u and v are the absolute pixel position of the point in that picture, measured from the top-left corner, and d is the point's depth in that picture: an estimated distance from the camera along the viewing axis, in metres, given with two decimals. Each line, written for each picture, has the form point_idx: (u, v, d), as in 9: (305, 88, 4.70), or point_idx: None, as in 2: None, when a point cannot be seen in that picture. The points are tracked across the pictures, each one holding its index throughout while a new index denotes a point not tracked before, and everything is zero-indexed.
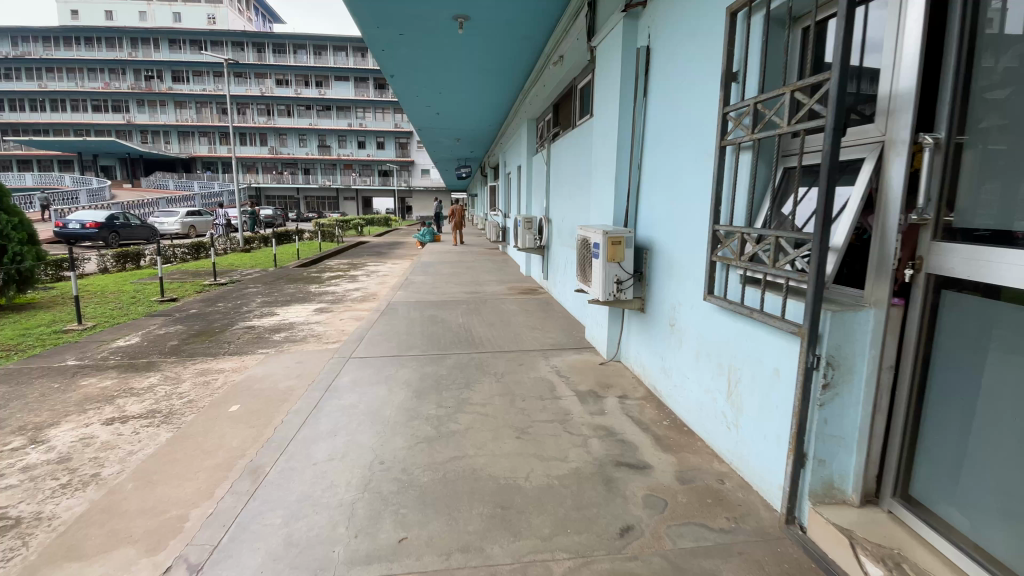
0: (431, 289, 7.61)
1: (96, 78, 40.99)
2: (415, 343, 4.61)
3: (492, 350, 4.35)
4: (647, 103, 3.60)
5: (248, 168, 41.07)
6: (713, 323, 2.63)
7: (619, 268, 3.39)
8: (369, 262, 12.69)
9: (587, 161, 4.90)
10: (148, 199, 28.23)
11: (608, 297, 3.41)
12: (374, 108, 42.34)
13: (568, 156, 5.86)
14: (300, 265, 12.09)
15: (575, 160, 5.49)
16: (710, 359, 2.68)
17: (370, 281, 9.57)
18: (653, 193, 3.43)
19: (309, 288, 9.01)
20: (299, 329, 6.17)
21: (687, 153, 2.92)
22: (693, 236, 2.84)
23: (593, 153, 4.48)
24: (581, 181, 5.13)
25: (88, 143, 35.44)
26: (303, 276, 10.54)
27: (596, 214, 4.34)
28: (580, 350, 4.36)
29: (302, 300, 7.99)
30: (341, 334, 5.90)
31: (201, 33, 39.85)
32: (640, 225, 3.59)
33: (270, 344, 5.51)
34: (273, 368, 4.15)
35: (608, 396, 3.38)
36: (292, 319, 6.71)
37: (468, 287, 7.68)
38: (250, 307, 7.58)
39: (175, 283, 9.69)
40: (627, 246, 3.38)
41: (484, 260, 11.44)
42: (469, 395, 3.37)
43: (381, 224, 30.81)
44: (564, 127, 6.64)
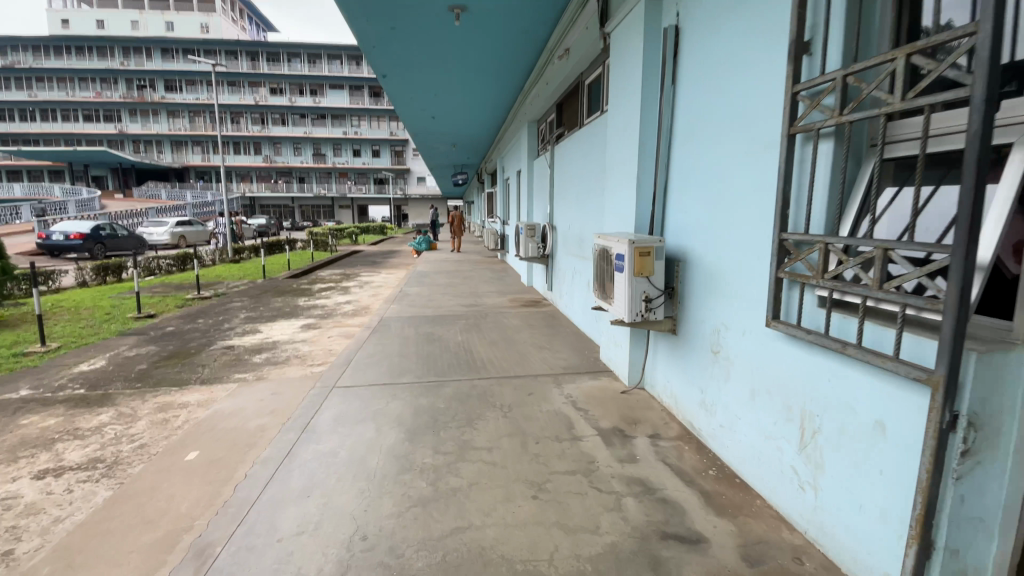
0: (428, 302, 7.06)
1: (88, 88, 40.60)
2: (409, 367, 4.06)
3: (496, 376, 3.82)
4: (676, 91, 3.10)
5: (241, 177, 40.52)
6: (777, 355, 2.13)
7: (648, 284, 2.87)
8: (362, 272, 12.14)
9: (600, 161, 4.39)
10: (139, 210, 27.69)
11: (635, 318, 2.88)
12: (369, 116, 41.98)
13: (576, 157, 5.36)
14: (289, 276, 11.55)
15: (583, 161, 4.99)
16: (773, 399, 2.18)
17: (362, 293, 9.02)
18: (685, 196, 2.93)
19: (297, 301, 8.47)
20: (282, 349, 5.62)
21: (735, 147, 2.42)
22: (746, 248, 2.34)
23: (608, 152, 3.97)
24: (592, 184, 4.62)
25: (79, 153, 34.89)
26: (293, 288, 10.00)
27: (613, 221, 3.83)
28: (596, 375, 3.83)
29: (289, 315, 7.44)
30: (328, 355, 5.36)
31: (193, 41, 39.42)
32: (670, 232, 3.08)
33: (248, 369, 4.96)
34: (245, 400, 3.60)
35: (637, 436, 2.85)
36: (276, 338, 6.15)
37: (467, 299, 7.15)
38: (232, 324, 7.03)
39: (156, 298, 9.13)
40: (657, 257, 2.85)
41: (484, 269, 10.92)
42: (472, 437, 2.84)
43: (377, 233, 30.28)
44: (569, 127, 6.14)
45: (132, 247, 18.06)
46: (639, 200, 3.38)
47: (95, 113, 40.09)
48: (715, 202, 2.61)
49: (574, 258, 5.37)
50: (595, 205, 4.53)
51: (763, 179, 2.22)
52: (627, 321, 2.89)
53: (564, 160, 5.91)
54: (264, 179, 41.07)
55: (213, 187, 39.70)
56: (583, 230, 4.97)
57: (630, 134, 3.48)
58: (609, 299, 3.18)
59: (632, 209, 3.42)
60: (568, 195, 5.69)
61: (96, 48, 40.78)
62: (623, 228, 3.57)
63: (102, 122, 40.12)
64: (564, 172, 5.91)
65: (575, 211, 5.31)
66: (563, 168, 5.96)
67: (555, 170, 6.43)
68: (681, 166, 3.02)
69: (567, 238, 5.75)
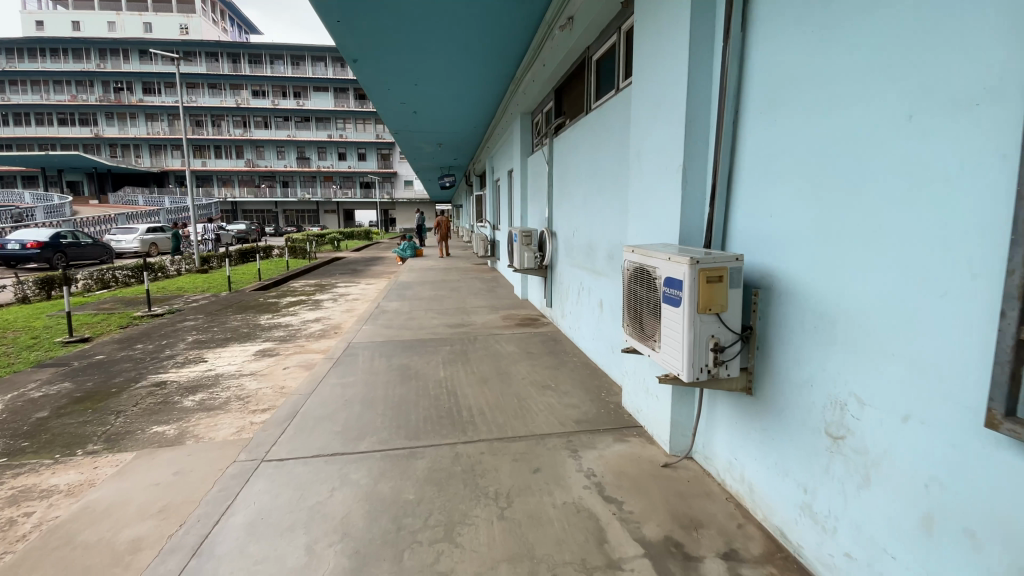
0: (408, 320, 6.02)
1: (62, 91, 39.11)
2: (372, 424, 3.04)
3: (488, 438, 2.81)
4: (747, 39, 2.13)
5: (222, 182, 39.18)
6: (1002, 478, 1.20)
7: (718, 325, 1.88)
8: (340, 283, 11.08)
9: (619, 151, 3.41)
10: (110, 218, 26.36)
11: (698, 375, 1.90)
12: (355, 120, 40.90)
13: (582, 149, 4.39)
14: (258, 288, 10.44)
15: (594, 153, 4.00)
16: (982, 551, 1.25)
17: (335, 308, 7.95)
18: (768, 196, 1.99)
19: (259, 320, 7.39)
20: (225, 386, 4.57)
21: (883, 115, 1.48)
22: (913, 279, 1.39)
23: (633, 137, 2.99)
24: (608, 180, 3.63)
25: (52, 158, 33.47)
26: (258, 303, 8.92)
27: (641, 230, 2.87)
28: (623, 434, 2.84)
29: (245, 338, 6.36)
30: (280, 394, 4.30)
31: (172, 41, 38.09)
32: (744, 248, 2.14)
33: (172, 420, 3.90)
34: (135, 485, 2.57)
35: (706, 557, 1.87)
36: (221, 369, 5.08)
37: (452, 317, 6.11)
38: (175, 350, 5.95)
39: (99, 317, 7.99)
40: (732, 284, 1.87)
41: (472, 279, 9.90)
42: (453, 565, 1.84)
43: (362, 238, 29.14)
44: (571, 116, 5.16)
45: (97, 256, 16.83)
46: (686, 200, 2.41)
47: (69, 116, 38.57)
48: (832, 204, 1.67)
49: (583, 272, 4.39)
50: (612, 207, 3.56)
51: (954, 163, 1.29)
52: (683, 379, 1.92)
53: (567, 154, 4.94)
54: (246, 183, 39.75)
55: (192, 192, 38.29)
56: (595, 238, 3.99)
57: (670, 108, 2.52)
58: (648, 340, 2.19)
59: (675, 212, 2.46)
60: (572, 196, 4.73)
61: (71, 49, 39.25)
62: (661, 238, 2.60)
63: (76, 126, 38.61)
64: (566, 167, 4.94)
65: (583, 214, 4.35)
66: (566, 164, 4.98)
67: (554, 166, 5.45)
68: (757, 150, 2.07)
69: (572, 247, 4.77)
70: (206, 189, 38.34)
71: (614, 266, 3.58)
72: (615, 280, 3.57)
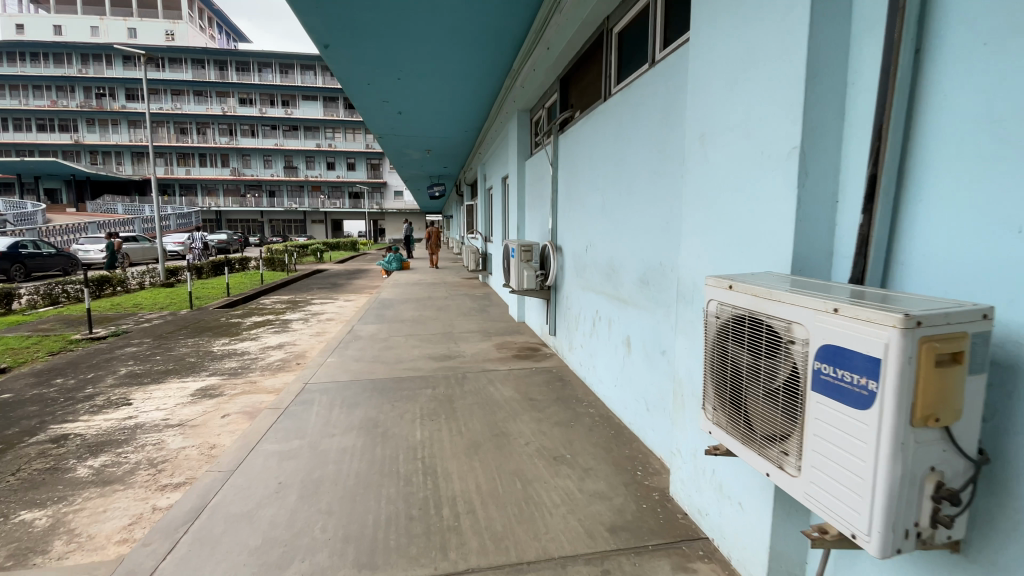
0: (382, 349, 5.02)
1: (42, 96, 37.91)
2: (307, 535, 2.04)
3: (480, 567, 1.83)
4: None
5: (206, 191, 37.98)
6: None
7: (941, 449, 0.96)
8: (316, 299, 10.05)
9: (661, 138, 2.48)
10: (83, 227, 25.15)
11: (900, 545, 0.98)
12: (345, 129, 39.95)
13: (600, 143, 3.44)
14: (223, 306, 9.39)
15: (619, 147, 3.07)
16: None
17: (303, 331, 6.93)
18: (1014, 196, 1.07)
19: (212, 346, 6.36)
20: (139, 445, 3.54)
21: None
22: None
23: (691, 115, 2.06)
24: (643, 181, 2.71)
25: (28, 164, 32.18)
26: (219, 323, 7.88)
27: (708, 248, 1.92)
28: (682, 556, 1.88)
29: (189, 371, 5.33)
30: (206, 458, 3.29)
31: (157, 47, 37.00)
32: (943, 289, 1.21)
33: (49, 501, 2.87)
34: None
35: None
36: (144, 418, 4.05)
37: (435, 345, 5.11)
38: (100, 388, 4.92)
39: (29, 341, 6.92)
40: (973, 368, 0.95)
41: (462, 296, 8.92)
42: None
43: (348, 249, 28.04)
44: (581, 108, 4.25)
45: (59, 266, 15.64)
46: (805, 201, 1.49)
47: (47, 121, 37.22)
48: None
49: (599, 297, 3.45)
50: (649, 215, 2.63)
51: None
52: (861, 545, 1.00)
53: (577, 153, 4.01)
54: (230, 192, 38.56)
55: (174, 201, 37.05)
56: (618, 256, 3.06)
57: (771, 60, 1.59)
58: (760, 446, 1.26)
59: (784, 222, 1.53)
60: (583, 203, 3.81)
61: (52, 54, 37.94)
62: (752, 263, 1.66)
63: (54, 132, 37.26)
64: (576, 169, 4.01)
65: (599, 225, 3.42)
66: (574, 165, 4.05)
67: (559, 168, 4.52)
68: (962, 122, 1.17)
69: (584, 266, 3.84)
70: (188, 197, 37.16)
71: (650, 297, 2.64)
72: (653, 313, 2.61)
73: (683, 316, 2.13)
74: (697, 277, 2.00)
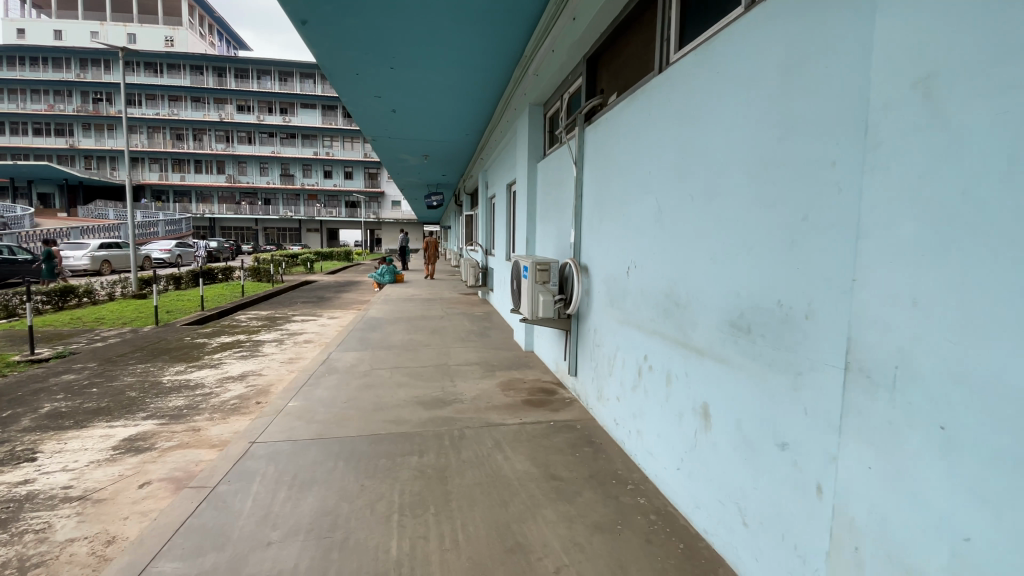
0: (361, 389, 4.05)
1: (36, 99, 37.10)
2: None
3: None
4: None
5: (200, 197, 37.05)
6: None
7: None
8: (297, 316, 9.06)
9: (780, 105, 1.57)
10: (67, 232, 24.05)
11: None
12: (343, 137, 39.20)
13: (650, 129, 2.52)
14: (193, 324, 8.39)
15: (686, 129, 2.16)
16: None
17: (274, 357, 5.94)
18: None
19: (163, 375, 5.35)
20: (11, 535, 2.54)
21: None
22: None
23: (886, 52, 1.16)
24: (736, 175, 1.79)
25: (17, 166, 31.24)
26: (182, 345, 6.88)
27: (952, 288, 1.01)
28: None
29: (124, 410, 4.33)
30: (95, 564, 2.30)
31: (154, 52, 36.32)
32: None
33: None
34: None
35: None
36: (39, 485, 3.06)
37: (427, 383, 4.13)
38: (6, 432, 3.91)
39: None
40: None
41: (459, 316, 7.96)
42: None
43: (343, 260, 27.11)
44: (616, 91, 3.37)
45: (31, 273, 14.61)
46: None
47: (40, 124, 36.38)
48: None
49: (646, 340, 2.52)
50: (750, 227, 1.72)
51: None
52: None
53: (610, 146, 3.08)
54: (224, 199, 37.63)
55: (166, 207, 36.08)
56: (683, 285, 2.14)
57: None
58: None
59: None
60: (619, 210, 2.89)
61: (47, 56, 37.21)
62: None
63: (47, 136, 36.40)
64: (609, 166, 3.08)
65: (649, 240, 2.50)
66: (607, 160, 3.13)
67: (583, 167, 3.58)
68: None
69: (619, 294, 2.91)
70: (182, 204, 36.29)
71: (753, 353, 1.71)
72: (757, 378, 1.70)
73: (861, 405, 1.22)
74: (911, 337, 1.09)
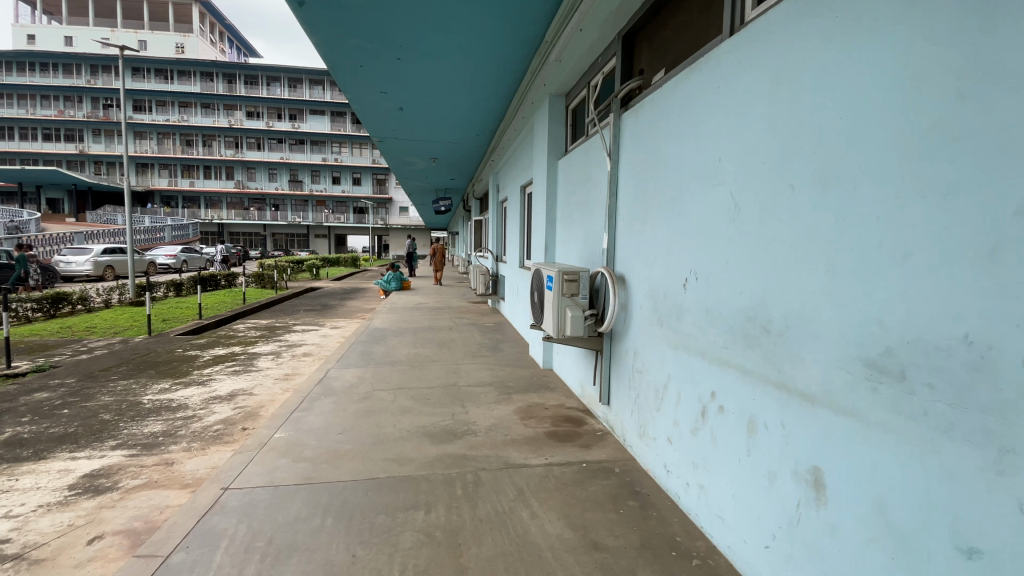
0: (358, 415, 3.52)
1: (47, 105, 37.18)
2: None
3: None
4: None
5: (209, 203, 36.92)
6: None
7: None
8: (298, 326, 8.57)
9: (968, 52, 1.08)
10: (73, 238, 23.81)
11: None
12: (352, 143, 38.97)
13: (719, 107, 2.00)
14: (188, 334, 7.91)
15: (782, 103, 1.66)
16: None
17: (268, 373, 5.43)
18: None
19: (144, 394, 4.85)
20: None
21: None
22: None
23: None
24: (877, 158, 1.30)
25: (27, 172, 31.20)
26: (172, 358, 6.39)
27: None
28: None
29: (92, 438, 3.81)
30: None
31: (165, 59, 36.28)
32: None
33: None
34: None
35: None
36: None
37: (434, 410, 3.59)
38: None
39: None
40: None
41: (469, 327, 7.43)
42: None
43: (350, 265, 26.83)
44: (659, 70, 2.85)
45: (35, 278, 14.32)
46: None
47: (52, 130, 36.42)
48: None
49: (712, 373, 2.02)
50: (905, 230, 1.23)
51: None
52: None
53: (655, 132, 2.56)
54: (233, 205, 37.49)
55: (174, 212, 35.92)
56: (777, 307, 1.64)
57: None
58: None
59: None
60: (669, 209, 2.38)
61: (60, 63, 37.17)
62: None
63: (57, 141, 36.37)
64: (654, 158, 2.56)
65: (717, 246, 1.99)
66: (651, 150, 2.61)
67: (618, 160, 3.05)
68: None
69: (666, 313, 2.41)
70: (191, 210, 36.17)
71: (912, 409, 1.22)
72: (923, 445, 1.19)
73: None
74: None
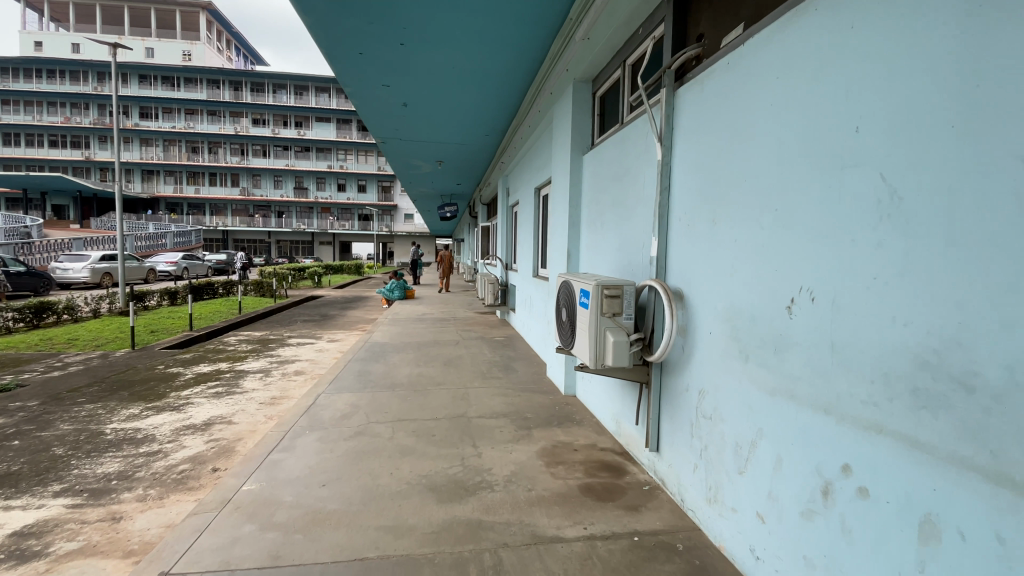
0: (348, 459, 2.89)
1: (55, 112, 37.06)
2: None
3: None
4: None
5: (213, 210, 36.58)
6: None
7: None
8: (293, 339, 7.97)
9: None
10: (73, 245, 23.36)
11: None
12: (358, 150, 38.67)
13: (853, 59, 1.40)
14: (174, 349, 7.32)
15: (987, 38, 1.06)
16: None
17: (253, 396, 4.82)
18: None
19: (108, 422, 4.25)
20: None
21: None
22: None
23: None
24: None
25: (33, 179, 30.99)
26: (151, 376, 5.79)
27: None
28: None
29: (32, 482, 3.20)
30: None
31: (172, 66, 36.06)
32: None
33: None
34: None
35: None
36: None
37: (439, 452, 2.96)
38: None
39: None
40: None
41: (478, 342, 6.81)
42: None
43: (354, 273, 26.37)
44: (726, 28, 2.21)
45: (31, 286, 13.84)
46: None
47: (57, 137, 36.21)
48: None
49: (844, 440, 1.42)
50: None
51: None
52: None
53: (732, 108, 1.96)
54: (238, 212, 37.14)
55: (178, 219, 35.58)
56: (991, 356, 1.05)
57: None
58: None
59: None
60: (759, 205, 1.78)
61: (68, 71, 37.15)
62: None
63: (62, 148, 36.10)
64: (730, 141, 1.96)
65: (853, 256, 1.39)
66: (724, 131, 2.01)
67: (672, 146, 2.43)
68: None
69: (753, 346, 1.80)
70: (195, 217, 35.85)
71: None
72: None
73: None
74: None
